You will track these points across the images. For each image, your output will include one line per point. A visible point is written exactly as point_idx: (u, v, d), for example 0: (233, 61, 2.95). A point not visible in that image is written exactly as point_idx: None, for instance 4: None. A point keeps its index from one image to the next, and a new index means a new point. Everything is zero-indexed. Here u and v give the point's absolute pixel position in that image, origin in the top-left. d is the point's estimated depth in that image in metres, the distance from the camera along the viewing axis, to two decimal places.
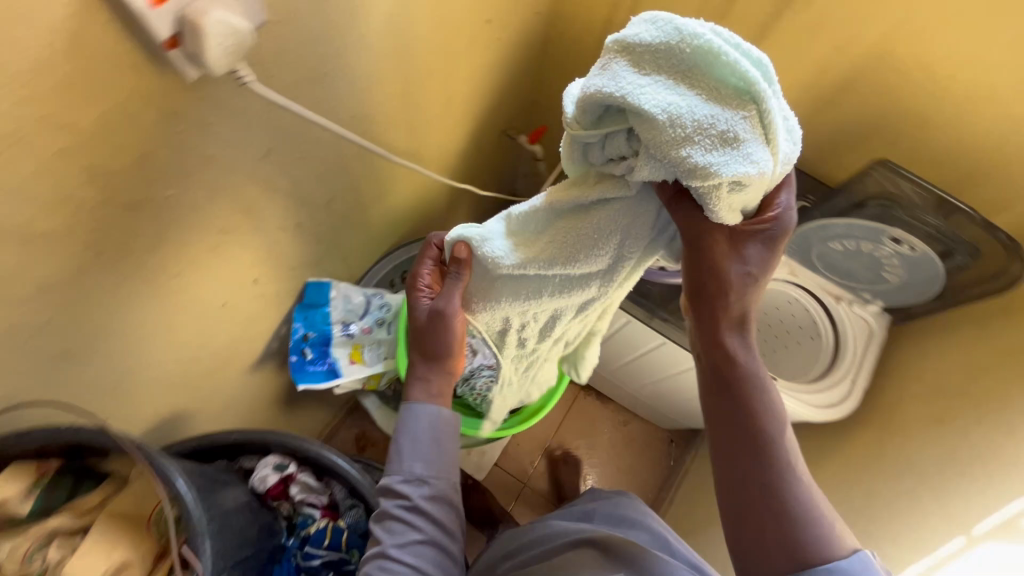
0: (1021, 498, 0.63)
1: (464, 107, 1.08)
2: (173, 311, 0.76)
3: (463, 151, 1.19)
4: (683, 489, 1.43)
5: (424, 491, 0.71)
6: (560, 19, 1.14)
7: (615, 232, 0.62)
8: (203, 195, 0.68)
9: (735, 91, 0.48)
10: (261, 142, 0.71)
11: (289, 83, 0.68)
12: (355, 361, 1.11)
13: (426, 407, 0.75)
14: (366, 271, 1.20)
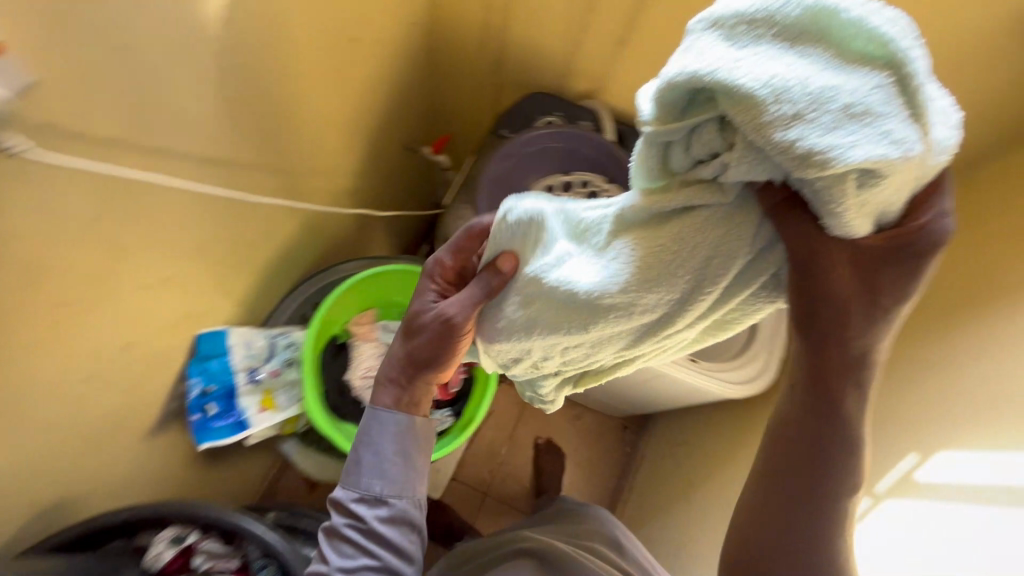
0: (911, 455, 0.71)
1: (348, 128, 1.01)
2: (29, 418, 0.64)
3: (359, 172, 1.11)
4: (665, 467, 1.54)
5: (382, 512, 0.65)
6: (431, 29, 1.10)
7: (692, 252, 0.47)
8: (13, 287, 0.55)
9: (864, 57, 0.37)
10: (90, 214, 0.60)
11: (98, 134, 0.56)
12: (267, 409, 0.96)
13: (393, 415, 0.67)
14: (273, 311, 1.08)
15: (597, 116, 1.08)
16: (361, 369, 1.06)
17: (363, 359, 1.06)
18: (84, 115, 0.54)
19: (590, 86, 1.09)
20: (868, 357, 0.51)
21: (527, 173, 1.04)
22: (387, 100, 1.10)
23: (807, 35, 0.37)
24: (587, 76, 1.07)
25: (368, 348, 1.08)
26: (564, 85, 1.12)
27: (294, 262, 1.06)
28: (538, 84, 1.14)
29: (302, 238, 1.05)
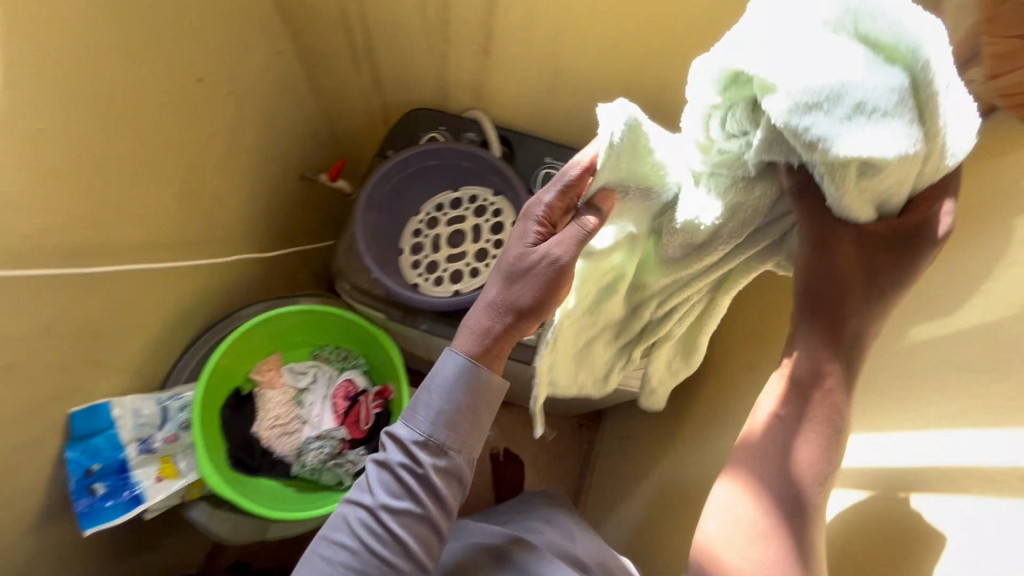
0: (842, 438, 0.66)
1: (208, 169, 0.95)
2: None
3: (238, 209, 1.05)
4: (617, 461, 1.49)
5: (439, 462, 0.65)
6: (289, 51, 1.04)
7: (729, 212, 0.57)
8: None
9: (897, 52, 0.42)
10: None
11: None
12: (165, 477, 0.93)
13: (477, 368, 0.65)
14: (173, 367, 1.03)
15: (480, 125, 1.05)
16: (268, 418, 1.01)
17: (270, 407, 1.01)
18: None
19: (467, 98, 1.05)
20: (863, 342, 0.53)
21: (411, 193, 1.00)
22: (257, 137, 1.06)
23: (859, 49, 0.42)
24: (461, 90, 1.04)
25: (275, 395, 1.03)
26: (442, 100, 1.08)
27: (185, 319, 1.02)
28: (418, 100, 1.11)
29: (187, 294, 1.00)
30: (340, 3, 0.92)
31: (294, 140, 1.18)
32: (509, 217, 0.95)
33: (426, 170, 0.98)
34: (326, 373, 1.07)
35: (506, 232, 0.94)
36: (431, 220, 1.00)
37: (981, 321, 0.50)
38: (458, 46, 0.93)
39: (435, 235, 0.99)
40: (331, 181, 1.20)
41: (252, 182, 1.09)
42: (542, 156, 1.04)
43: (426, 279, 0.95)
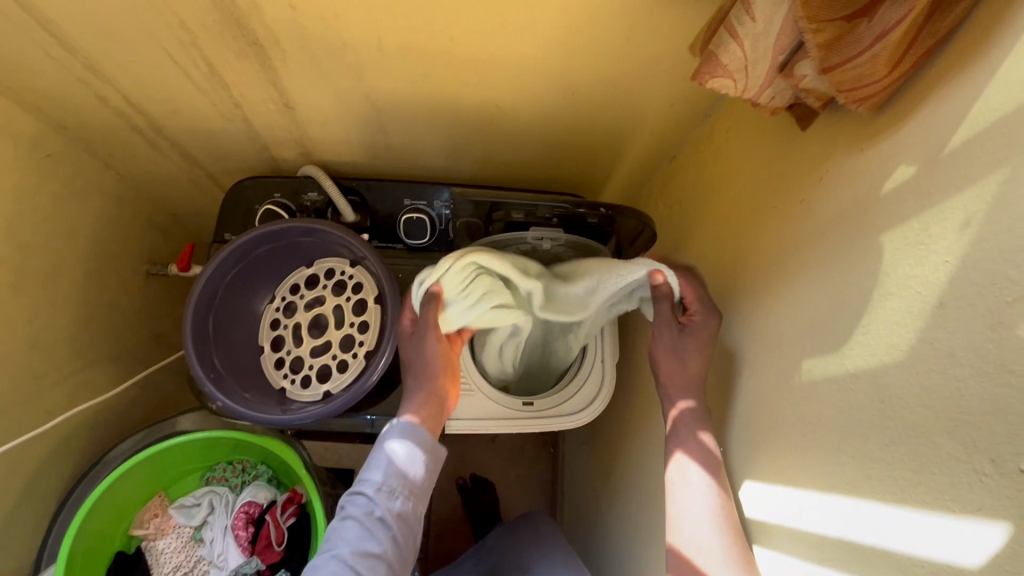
0: (750, 479, 0.57)
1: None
2: None
3: (60, 347, 0.90)
4: (567, 472, 1.43)
5: (397, 506, 0.64)
6: (64, 149, 0.87)
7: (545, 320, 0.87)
8: None
9: None
10: None
11: None
12: None
13: (417, 427, 0.69)
14: (44, 535, 0.88)
15: (319, 183, 0.90)
16: (166, 574, 0.90)
17: (164, 561, 0.91)
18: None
19: (294, 153, 0.91)
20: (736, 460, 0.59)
21: (255, 284, 0.86)
22: (59, 259, 0.89)
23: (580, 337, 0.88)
24: (283, 147, 0.89)
25: (168, 542, 0.92)
26: (268, 160, 0.93)
27: (38, 490, 0.87)
28: (241, 164, 0.95)
29: (29, 465, 0.85)
30: (96, 91, 0.76)
31: (115, 240, 1.00)
32: (370, 292, 0.82)
33: (264, 256, 0.84)
34: (223, 498, 0.94)
35: (369, 312, 0.82)
36: (287, 306, 0.87)
37: (866, 364, 0.43)
38: (254, 106, 0.78)
39: (296, 325, 0.86)
40: (179, 272, 1.05)
41: (75, 309, 0.93)
42: (398, 199, 0.92)
43: (292, 382, 0.83)
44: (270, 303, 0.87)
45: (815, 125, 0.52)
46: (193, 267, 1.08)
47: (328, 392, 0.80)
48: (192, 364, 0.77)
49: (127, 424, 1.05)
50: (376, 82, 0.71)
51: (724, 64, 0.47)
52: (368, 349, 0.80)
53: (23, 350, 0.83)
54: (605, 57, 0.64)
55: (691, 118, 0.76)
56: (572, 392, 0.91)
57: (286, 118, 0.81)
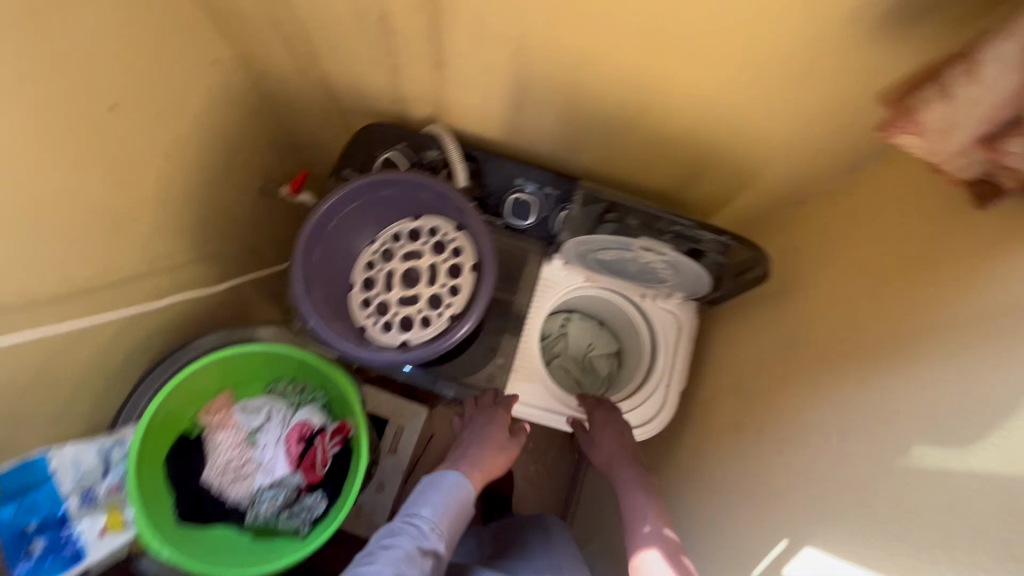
0: (813, 546, 0.55)
1: (138, 208, 0.87)
2: None
3: (182, 238, 0.98)
4: (590, 483, 1.42)
5: (439, 549, 0.70)
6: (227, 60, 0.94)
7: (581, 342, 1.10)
8: None
9: (683, 279, 0.88)
10: None
11: None
12: (112, 529, 0.88)
13: (465, 478, 0.79)
14: (126, 401, 0.98)
15: (442, 144, 0.94)
16: (218, 465, 0.96)
17: (220, 452, 0.97)
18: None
19: (426, 110, 0.94)
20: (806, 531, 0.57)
21: (363, 223, 0.90)
22: (198, 156, 0.96)
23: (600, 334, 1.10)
24: (418, 103, 0.92)
25: (225, 437, 0.97)
26: (399, 112, 0.97)
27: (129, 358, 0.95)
28: (373, 111, 0.99)
29: (129, 334, 0.93)
30: (272, 12, 0.81)
31: (244, 152, 1.07)
32: (469, 258, 0.84)
33: (379, 201, 0.88)
34: (281, 411, 1.00)
35: (463, 277, 0.84)
36: (385, 252, 0.91)
37: (998, 470, 0.40)
38: (407, 56, 0.81)
39: (389, 271, 0.90)
40: (292, 196, 1.12)
41: (196, 206, 1.00)
42: (510, 178, 0.94)
43: (374, 324, 0.86)
44: (370, 245, 0.91)
45: (995, 205, 0.48)
46: (304, 195, 1.14)
47: (405, 342, 0.83)
48: (294, 279, 0.81)
49: (212, 322, 1.14)
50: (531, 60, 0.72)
51: (920, 121, 0.44)
52: (453, 313, 0.83)
53: (152, 230, 0.91)
54: (776, 82, 0.62)
55: (835, 165, 0.73)
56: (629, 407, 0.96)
57: (430, 76, 0.83)
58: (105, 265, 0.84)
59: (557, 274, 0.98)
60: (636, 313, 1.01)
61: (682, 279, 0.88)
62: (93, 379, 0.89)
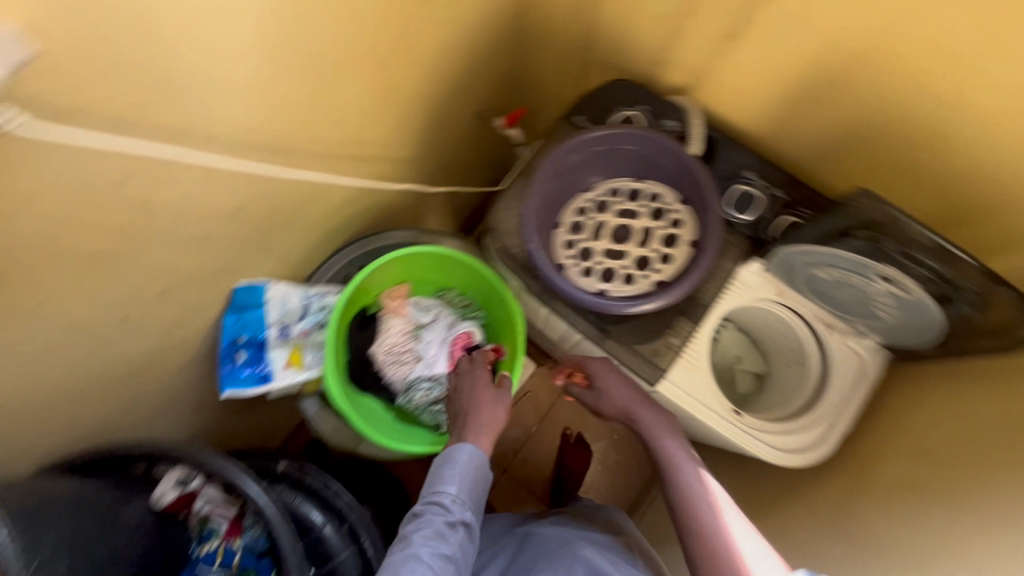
0: None
1: (407, 92, 0.94)
2: (52, 338, 0.67)
3: (416, 135, 1.06)
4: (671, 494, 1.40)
5: (467, 518, 0.72)
6: None
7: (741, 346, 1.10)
8: (33, 237, 0.56)
9: (902, 319, 0.84)
10: (114, 166, 0.58)
11: (130, 100, 0.54)
12: (292, 365, 0.99)
13: (478, 449, 0.76)
14: (320, 264, 1.08)
15: (686, 117, 0.94)
16: (384, 345, 1.04)
17: (388, 334, 1.04)
18: (102, 78, 0.51)
19: (681, 80, 0.94)
20: None
21: (591, 170, 0.92)
22: (458, 71, 1.01)
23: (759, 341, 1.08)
24: (677, 72, 0.93)
25: (396, 323, 1.05)
26: (649, 78, 0.98)
27: (339, 223, 1.05)
28: (621, 68, 1.01)
29: (349, 202, 1.02)
30: None
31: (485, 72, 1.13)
32: (688, 233, 0.87)
33: (615, 153, 0.90)
34: (447, 317, 1.08)
35: (678, 250, 0.86)
36: (599, 204, 0.93)
37: None
38: (704, 16, 0.82)
39: (599, 223, 0.92)
40: (506, 128, 1.16)
41: (437, 107, 1.06)
42: (741, 167, 0.94)
43: (574, 265, 0.89)
44: (586, 193, 0.94)
45: None
46: (515, 131, 1.19)
47: (604, 290, 0.86)
48: (528, 199, 0.86)
49: (397, 221, 1.22)
50: (861, 37, 0.71)
51: None
52: (660, 280, 0.85)
53: (403, 123, 0.99)
54: None
55: None
56: (784, 430, 0.93)
57: (717, 43, 0.84)
58: (366, 134, 0.92)
59: (750, 276, 0.96)
60: (815, 342, 0.98)
61: (900, 319, 0.84)
62: (313, 230, 0.99)
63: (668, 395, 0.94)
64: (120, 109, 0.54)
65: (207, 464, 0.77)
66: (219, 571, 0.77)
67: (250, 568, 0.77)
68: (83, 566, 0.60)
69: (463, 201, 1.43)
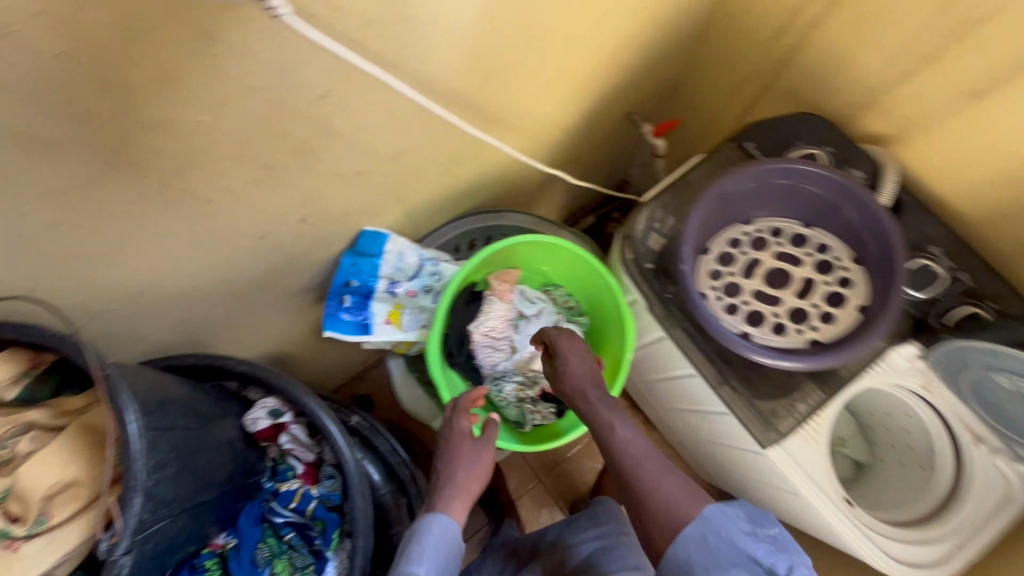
0: None
1: (580, 73, 0.88)
2: (199, 242, 0.65)
3: (569, 121, 1.00)
4: None
5: None
6: None
7: (859, 410, 1.03)
8: (225, 139, 0.53)
9: None
10: (318, 85, 0.54)
11: (361, 21, 0.50)
12: (391, 322, 0.97)
13: (450, 525, 0.67)
14: (429, 231, 1.05)
15: (877, 171, 0.84)
16: (484, 326, 0.99)
17: (490, 317, 0.99)
18: None
19: (882, 127, 0.84)
20: None
21: (760, 203, 0.84)
22: (632, 56, 0.94)
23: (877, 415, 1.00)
24: (883, 119, 0.83)
25: (499, 311, 0.98)
26: (840, 117, 0.89)
27: (468, 192, 1.00)
28: (811, 101, 0.92)
29: (486, 173, 0.97)
30: None
31: (653, 73, 1.05)
32: (857, 297, 0.78)
33: (794, 192, 0.81)
34: (552, 314, 1.01)
35: (843, 311, 0.78)
36: (756, 241, 0.85)
37: None
38: (949, 67, 0.72)
39: (754, 261, 0.84)
40: (656, 136, 1.10)
41: (598, 97, 1.00)
42: (925, 240, 0.83)
43: (718, 300, 0.81)
44: (745, 226, 0.85)
45: None
46: (663, 141, 1.12)
47: (748, 334, 0.78)
48: (690, 219, 0.79)
49: (516, 203, 1.17)
50: None
51: None
52: (816, 339, 0.77)
53: (564, 105, 0.93)
54: None
55: None
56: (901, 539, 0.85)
57: (954, 100, 0.74)
58: (531, 108, 0.86)
59: (900, 359, 0.85)
60: (954, 449, 0.87)
61: None
62: (445, 193, 0.95)
63: (779, 465, 0.85)
64: (353, 26, 0.50)
65: (302, 403, 0.74)
66: (290, 513, 0.75)
67: (320, 520, 0.75)
68: (185, 477, 0.57)
69: (575, 196, 1.37)
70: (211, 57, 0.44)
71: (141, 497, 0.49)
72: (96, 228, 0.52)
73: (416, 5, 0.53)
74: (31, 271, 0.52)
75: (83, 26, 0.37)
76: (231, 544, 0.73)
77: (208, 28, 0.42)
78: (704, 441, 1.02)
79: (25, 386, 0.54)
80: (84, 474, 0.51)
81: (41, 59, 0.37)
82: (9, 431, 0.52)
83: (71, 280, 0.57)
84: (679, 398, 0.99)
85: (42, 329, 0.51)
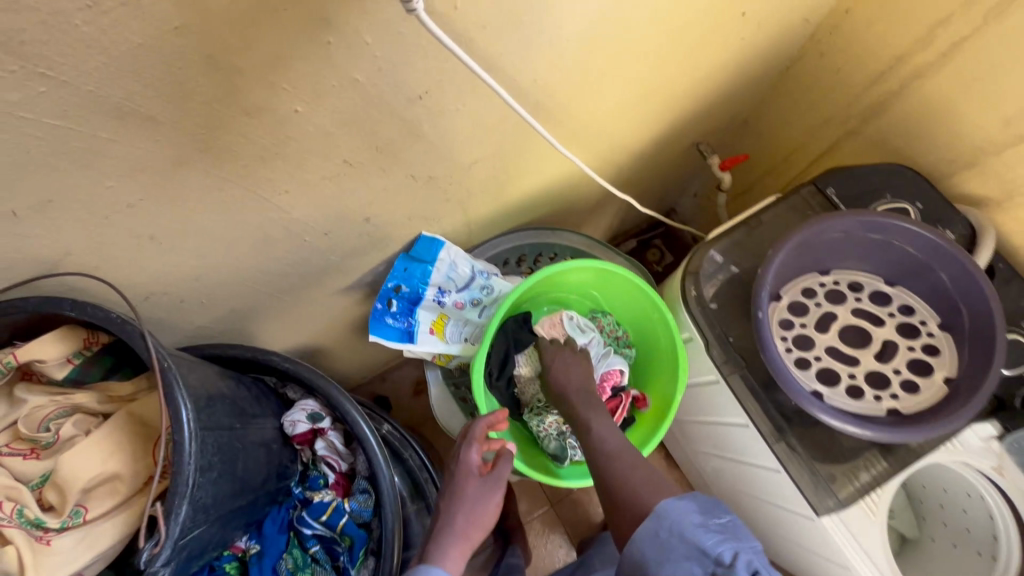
0: None
1: (662, 98, 0.84)
2: (265, 232, 0.62)
3: (640, 146, 0.96)
4: None
5: None
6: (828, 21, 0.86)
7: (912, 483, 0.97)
8: (315, 131, 0.50)
9: None
10: (415, 83, 0.51)
11: (474, 21, 0.47)
12: (435, 333, 0.94)
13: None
14: (485, 240, 1.01)
15: (974, 234, 0.79)
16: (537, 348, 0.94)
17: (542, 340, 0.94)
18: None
19: (983, 186, 0.79)
20: None
21: (840, 255, 0.79)
22: (715, 85, 0.90)
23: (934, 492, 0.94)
24: (983, 180, 0.78)
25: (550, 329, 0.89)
26: (935, 170, 0.84)
27: (528, 206, 0.97)
28: (901, 152, 0.87)
29: (549, 189, 0.94)
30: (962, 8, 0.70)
31: (730, 105, 1.02)
32: (943, 368, 0.73)
33: (881, 248, 0.76)
34: (601, 345, 0.96)
35: (925, 381, 0.73)
36: (832, 294, 0.80)
37: None
38: None
39: (829, 315, 0.79)
40: (725, 169, 1.05)
41: (673, 124, 0.96)
42: (1018, 313, 0.78)
43: (788, 353, 0.76)
44: (821, 277, 0.81)
45: None
46: (730, 175, 1.07)
47: (820, 394, 0.73)
48: (769, 265, 0.74)
49: (570, 222, 1.14)
50: None
51: None
52: (895, 407, 0.72)
53: (640, 129, 0.90)
54: None
55: None
56: None
57: None
58: (608, 128, 0.83)
59: (975, 439, 0.79)
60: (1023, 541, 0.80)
61: None
62: (506, 205, 0.92)
63: (831, 534, 0.80)
64: (465, 25, 0.47)
65: (345, 411, 0.71)
66: (319, 526, 0.71)
67: (349, 536, 0.70)
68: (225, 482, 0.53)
69: (625, 219, 1.33)
70: (320, 43, 0.41)
71: (188, 502, 0.46)
72: (172, 211, 0.50)
73: (529, 11, 0.50)
74: (99, 250, 0.49)
75: (210, 3, 0.34)
76: (254, 550, 0.69)
77: (325, 12, 0.39)
78: (749, 496, 0.97)
79: (76, 366, 0.51)
80: (128, 468, 0.48)
81: (160, 33, 0.34)
82: (55, 412, 0.50)
83: (135, 262, 0.54)
84: (725, 447, 0.94)
85: (95, 309, 0.47)
